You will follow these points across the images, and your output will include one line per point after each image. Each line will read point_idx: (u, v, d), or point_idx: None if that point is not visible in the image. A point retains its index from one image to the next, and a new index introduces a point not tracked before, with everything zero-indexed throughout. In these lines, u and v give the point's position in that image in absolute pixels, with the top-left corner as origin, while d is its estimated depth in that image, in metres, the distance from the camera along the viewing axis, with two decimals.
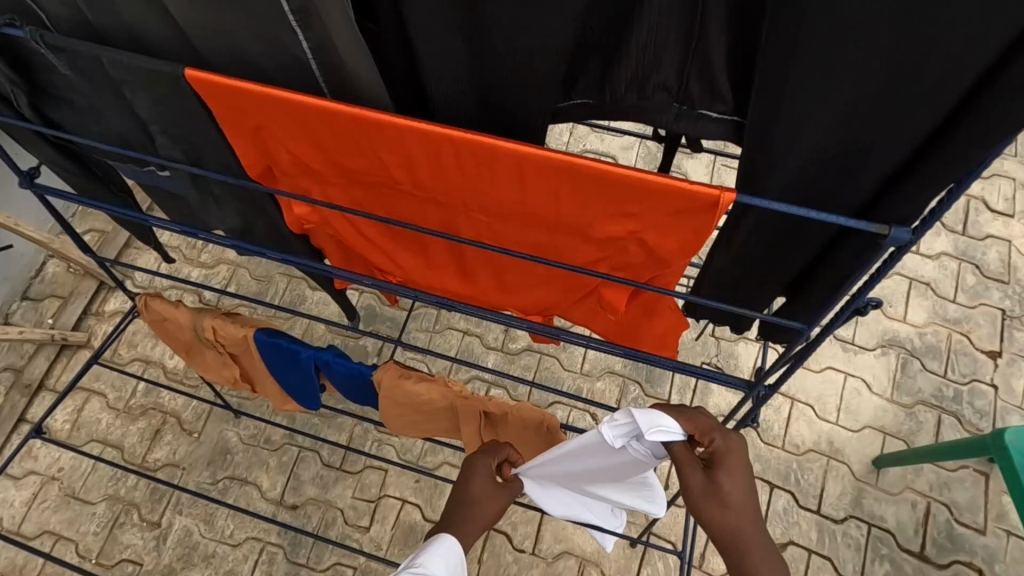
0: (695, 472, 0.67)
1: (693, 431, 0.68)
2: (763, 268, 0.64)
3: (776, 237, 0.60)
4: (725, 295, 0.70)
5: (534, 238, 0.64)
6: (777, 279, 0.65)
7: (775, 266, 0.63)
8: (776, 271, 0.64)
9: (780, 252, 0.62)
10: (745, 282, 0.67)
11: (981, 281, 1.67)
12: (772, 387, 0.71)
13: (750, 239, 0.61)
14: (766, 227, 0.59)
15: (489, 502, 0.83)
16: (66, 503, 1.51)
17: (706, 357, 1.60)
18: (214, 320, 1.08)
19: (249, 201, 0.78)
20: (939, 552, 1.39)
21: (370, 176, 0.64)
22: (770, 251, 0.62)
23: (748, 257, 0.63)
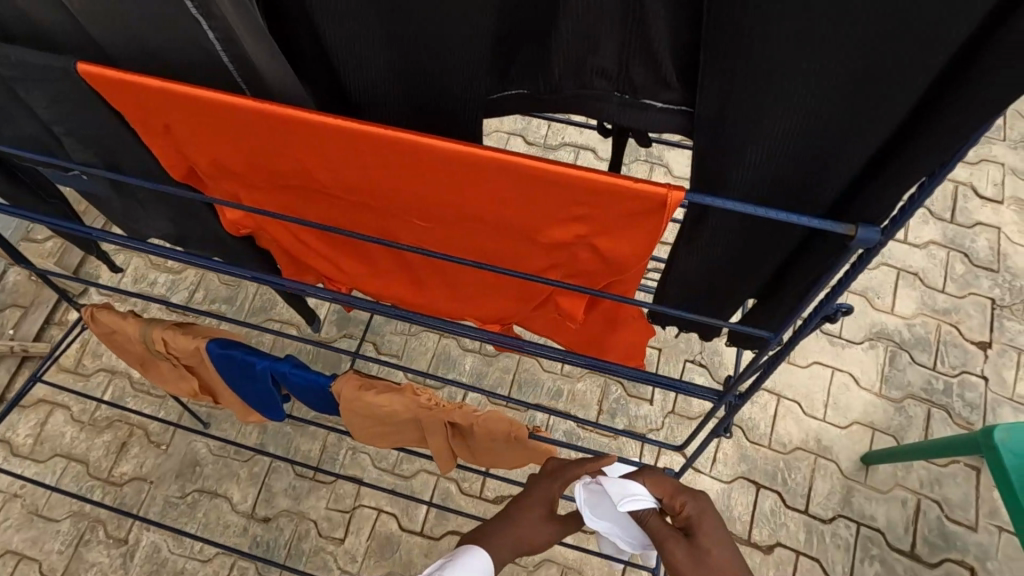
0: (675, 544, 0.69)
1: (664, 495, 0.73)
2: (729, 273, 0.59)
3: (741, 239, 0.55)
4: (692, 302, 0.64)
5: (478, 245, 0.58)
6: (744, 284, 0.60)
7: (742, 270, 0.58)
8: (743, 276, 0.59)
9: (746, 255, 0.56)
10: (710, 288, 0.61)
11: (970, 270, 1.63)
12: (745, 398, 0.66)
13: (713, 241, 0.55)
14: (728, 228, 0.54)
15: (534, 532, 0.78)
16: (29, 521, 1.45)
17: (689, 355, 1.56)
18: (165, 331, 1.03)
19: (178, 207, 0.72)
20: (930, 551, 1.35)
21: (297, 179, 0.58)
22: (734, 254, 0.56)
23: (712, 261, 0.58)
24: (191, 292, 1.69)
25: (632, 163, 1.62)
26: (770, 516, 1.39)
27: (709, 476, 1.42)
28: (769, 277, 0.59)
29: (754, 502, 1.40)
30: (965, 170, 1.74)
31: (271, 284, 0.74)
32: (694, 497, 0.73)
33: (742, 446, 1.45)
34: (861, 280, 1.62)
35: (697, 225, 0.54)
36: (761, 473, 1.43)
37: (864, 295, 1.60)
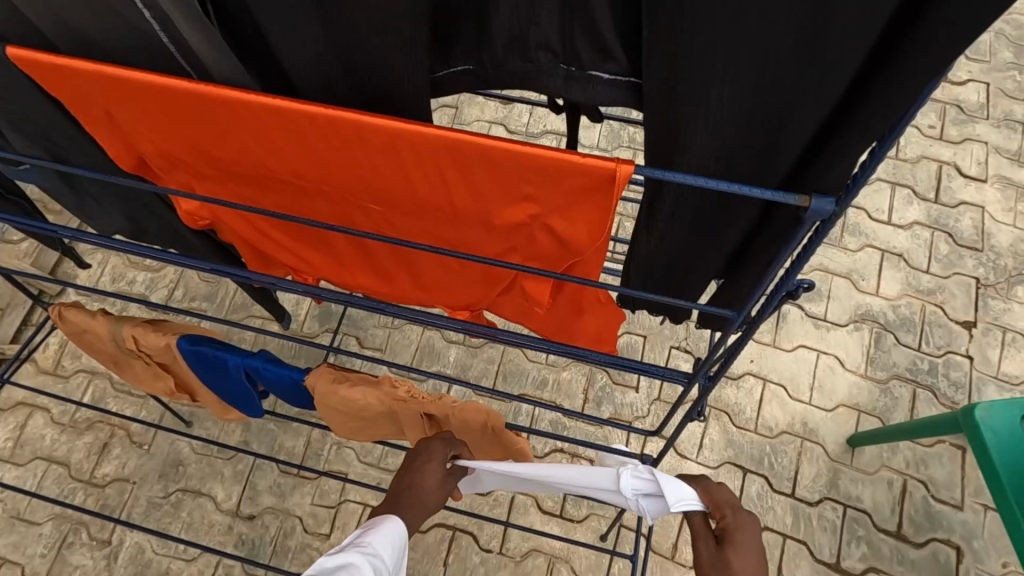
0: (706, 546, 0.69)
1: (710, 503, 0.71)
2: (691, 254, 0.58)
3: (700, 218, 0.54)
4: (656, 285, 0.63)
5: (435, 230, 0.57)
6: (707, 265, 0.59)
7: (704, 250, 0.57)
8: (704, 257, 0.58)
9: (707, 235, 0.55)
10: (673, 270, 0.60)
11: (954, 250, 1.62)
12: (714, 380, 0.65)
13: (672, 221, 0.54)
14: (686, 206, 0.53)
15: (434, 496, 0.84)
16: (10, 525, 1.44)
17: (675, 341, 1.55)
18: (134, 328, 1.01)
19: (132, 200, 0.70)
20: (916, 531, 1.35)
21: (245, 165, 0.56)
22: (695, 235, 0.55)
23: (674, 243, 0.57)
24: (171, 289, 1.67)
25: (614, 150, 1.61)
26: (757, 500, 1.39)
27: (695, 463, 1.42)
28: (731, 256, 0.58)
29: (741, 487, 1.40)
30: (948, 149, 1.73)
31: (234, 277, 0.72)
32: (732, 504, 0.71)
33: (729, 431, 1.45)
34: (845, 262, 1.61)
35: (655, 205, 0.53)
36: (747, 458, 1.42)
37: (848, 277, 1.60)
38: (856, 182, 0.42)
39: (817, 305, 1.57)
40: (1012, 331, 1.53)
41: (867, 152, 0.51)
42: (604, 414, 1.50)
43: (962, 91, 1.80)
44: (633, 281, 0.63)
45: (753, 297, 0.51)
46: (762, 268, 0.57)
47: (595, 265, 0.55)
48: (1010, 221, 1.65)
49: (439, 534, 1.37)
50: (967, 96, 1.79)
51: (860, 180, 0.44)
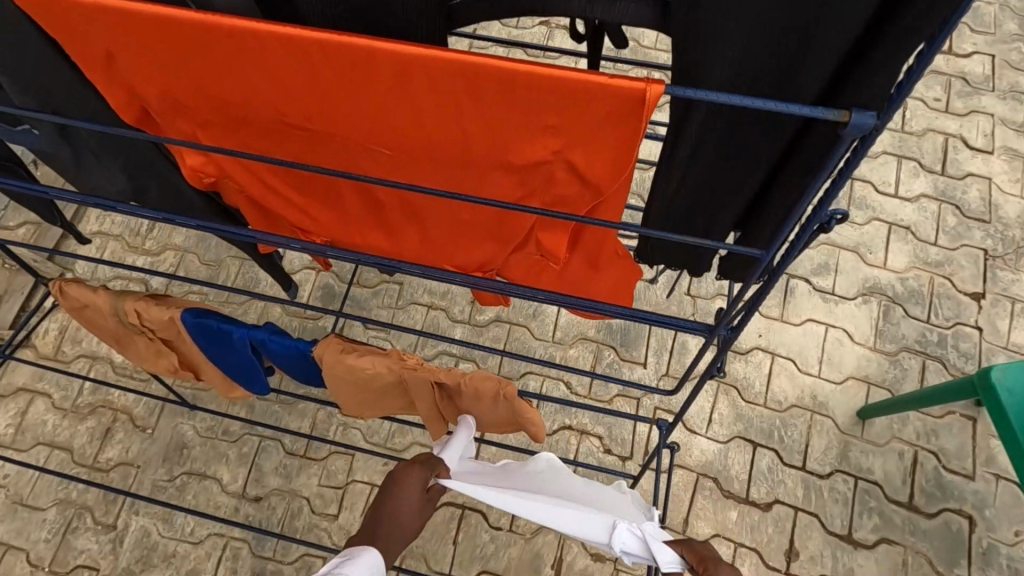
0: None
1: (693, 560, 0.70)
2: (718, 184, 0.58)
3: (727, 145, 0.54)
4: (682, 220, 0.64)
5: (450, 173, 0.55)
6: (735, 195, 0.59)
7: (731, 179, 0.57)
8: (732, 185, 0.59)
9: (734, 163, 0.56)
10: (700, 202, 0.61)
11: (962, 222, 1.61)
12: (736, 331, 0.63)
13: (699, 150, 0.55)
14: (713, 132, 0.53)
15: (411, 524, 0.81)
16: (13, 512, 1.42)
17: (682, 317, 1.54)
18: (137, 302, 0.99)
19: (133, 157, 0.69)
20: (928, 501, 1.34)
21: (253, 108, 0.54)
22: (723, 163, 0.56)
23: (700, 172, 0.57)
24: (170, 273, 1.65)
25: None
26: (768, 474, 1.38)
27: (705, 438, 1.41)
28: (759, 185, 0.59)
29: (751, 461, 1.39)
30: (954, 122, 1.72)
31: (240, 238, 0.70)
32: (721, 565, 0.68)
33: (738, 406, 1.44)
34: (852, 236, 1.60)
35: (681, 134, 0.54)
36: (758, 432, 1.41)
37: (856, 251, 1.58)
38: (896, 97, 0.40)
39: (824, 279, 1.55)
40: (1021, 301, 1.52)
41: (906, 60, 0.49)
42: (612, 391, 1.48)
43: (967, 64, 1.79)
44: (659, 216, 0.64)
45: (783, 235, 0.49)
46: (791, 197, 0.57)
47: (618, 206, 0.54)
48: (1018, 193, 1.64)
49: (448, 512, 1.36)
50: (973, 68, 1.78)
51: (901, 96, 0.42)
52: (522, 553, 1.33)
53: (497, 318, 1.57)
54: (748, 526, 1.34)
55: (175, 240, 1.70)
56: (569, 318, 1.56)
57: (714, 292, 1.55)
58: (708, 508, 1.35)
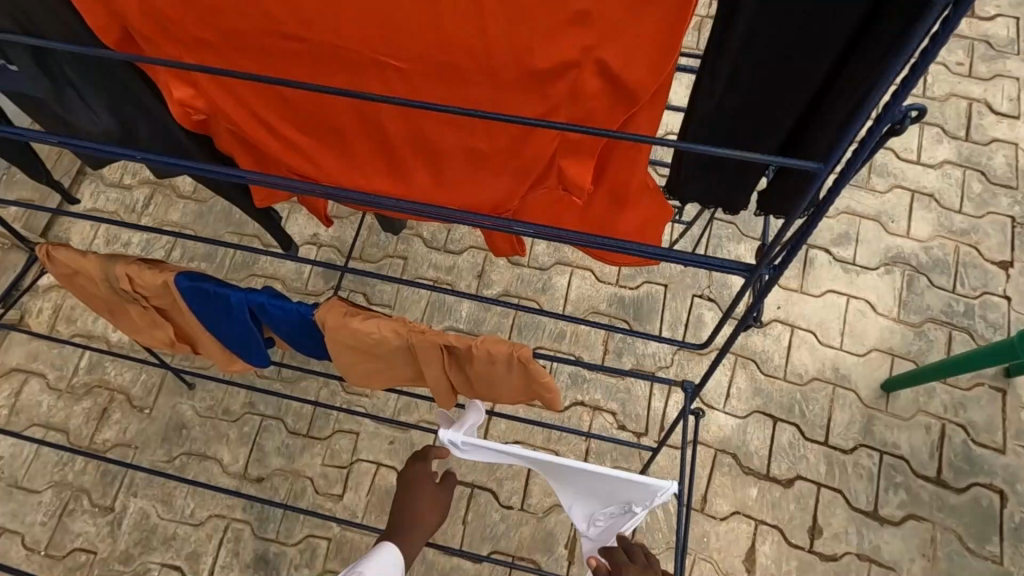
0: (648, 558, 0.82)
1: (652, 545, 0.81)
2: (768, 88, 0.50)
3: (784, 38, 0.45)
4: (720, 139, 0.56)
5: (467, 85, 0.49)
6: (787, 106, 0.51)
7: (782, 88, 0.49)
8: (784, 92, 0.50)
9: (790, 61, 0.47)
10: (744, 115, 0.53)
11: (988, 189, 1.54)
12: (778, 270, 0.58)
13: (750, 46, 0.46)
14: (770, 21, 0.44)
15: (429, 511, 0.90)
16: (8, 494, 1.37)
17: (697, 290, 1.48)
18: (128, 266, 0.93)
19: (121, 91, 0.63)
20: (957, 476, 1.29)
21: (249, 13, 0.49)
22: (776, 61, 0.47)
23: (747, 76, 0.49)
24: (167, 249, 1.59)
25: None
26: (789, 450, 1.32)
27: (723, 413, 1.36)
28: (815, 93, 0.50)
29: (771, 436, 1.33)
30: (978, 86, 1.65)
31: (235, 181, 0.64)
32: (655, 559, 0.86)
33: (757, 379, 1.38)
34: (873, 205, 1.53)
35: (731, 24, 0.45)
36: (778, 406, 1.36)
37: (877, 220, 1.52)
38: None
39: (845, 249, 1.49)
40: None
41: None
42: (625, 366, 1.43)
43: (991, 27, 1.71)
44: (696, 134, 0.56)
45: (847, 142, 0.43)
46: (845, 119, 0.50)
47: (652, 125, 0.50)
48: None
49: (457, 491, 1.31)
50: (996, 31, 1.71)
51: None
52: (534, 532, 1.28)
53: (505, 292, 1.51)
54: (769, 504, 1.28)
55: (172, 217, 1.65)
56: (580, 292, 1.50)
57: None
58: (727, 485, 1.30)
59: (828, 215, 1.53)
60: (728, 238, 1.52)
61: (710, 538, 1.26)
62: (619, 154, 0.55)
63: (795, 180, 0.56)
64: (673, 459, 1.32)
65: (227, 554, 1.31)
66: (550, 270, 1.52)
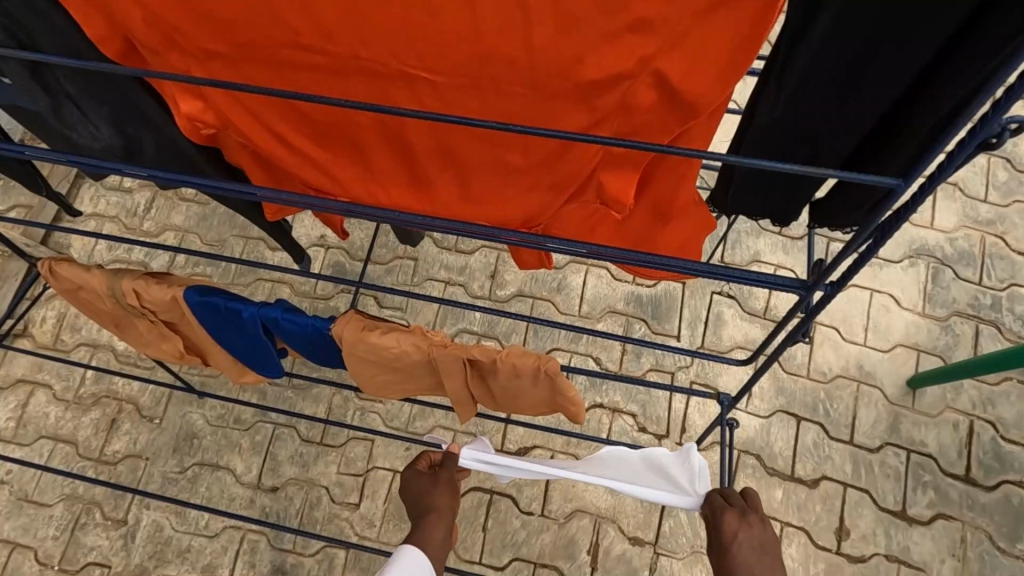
0: (730, 530, 0.72)
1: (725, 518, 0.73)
2: (845, 92, 0.45)
3: (866, 40, 0.41)
4: (782, 146, 0.52)
5: (508, 100, 0.45)
6: (859, 117, 0.47)
7: (856, 98, 0.46)
8: (863, 97, 0.45)
9: (875, 61, 0.42)
10: (814, 121, 0.48)
11: (1014, 177, 1.50)
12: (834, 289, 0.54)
13: (830, 45, 0.42)
14: (857, 20, 0.39)
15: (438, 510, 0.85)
16: (19, 509, 1.35)
17: (716, 287, 1.44)
18: (135, 281, 0.89)
19: (126, 105, 0.59)
20: (986, 474, 1.26)
21: (268, 26, 0.45)
22: (857, 63, 0.43)
23: (822, 79, 0.44)
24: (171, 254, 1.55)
25: None
26: (814, 450, 1.29)
27: (746, 413, 1.33)
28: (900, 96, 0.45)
29: (795, 436, 1.31)
30: None
31: (247, 196, 0.61)
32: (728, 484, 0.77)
33: (779, 378, 1.35)
34: None
35: (811, 23, 0.41)
36: (801, 405, 1.33)
37: None
38: None
39: None
40: None
41: None
42: (644, 366, 1.40)
43: None
44: (757, 140, 0.52)
45: (934, 156, 0.39)
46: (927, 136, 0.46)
47: (707, 134, 0.46)
48: None
49: (476, 498, 1.29)
50: None
51: None
52: (556, 538, 1.26)
53: (519, 293, 1.47)
54: (795, 505, 1.26)
55: (174, 220, 1.61)
56: (596, 291, 1.46)
57: (750, 259, 1.45)
58: (752, 487, 1.27)
59: None
60: (746, 233, 1.48)
61: None
62: (665, 166, 0.51)
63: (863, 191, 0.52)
64: None
65: (243, 566, 1.29)
66: (564, 269, 1.48)
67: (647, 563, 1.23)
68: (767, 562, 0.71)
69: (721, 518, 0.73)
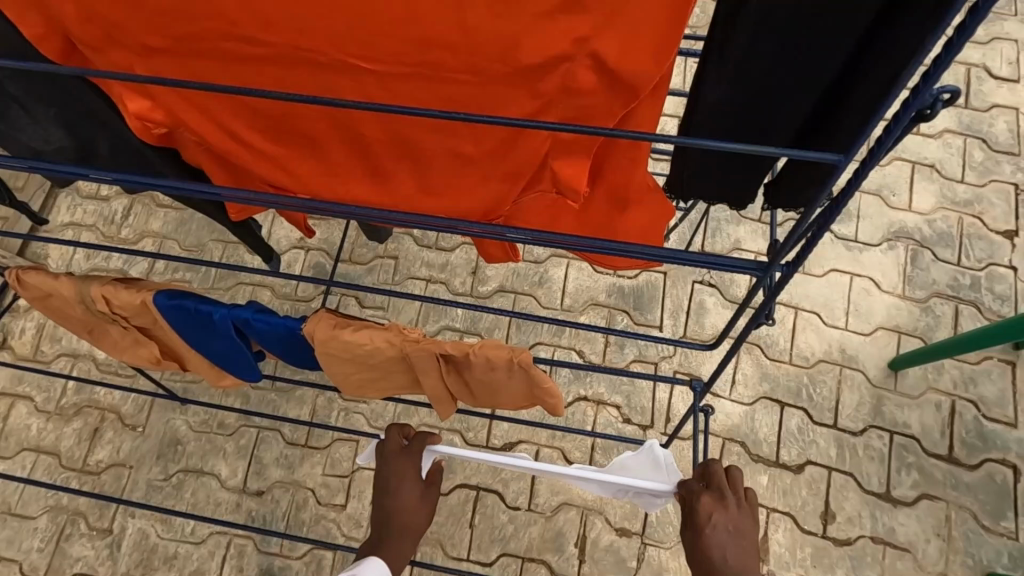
0: (707, 510, 0.71)
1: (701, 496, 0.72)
2: (785, 70, 0.45)
3: (799, 17, 0.41)
4: (731, 130, 0.52)
5: (451, 88, 0.45)
6: (802, 95, 0.47)
7: (797, 77, 0.46)
8: (806, 76, 0.46)
9: (812, 38, 0.42)
10: (759, 101, 0.48)
11: (990, 156, 1.50)
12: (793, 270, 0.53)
13: (765, 25, 0.42)
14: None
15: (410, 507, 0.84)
16: (2, 522, 1.34)
17: (698, 276, 1.44)
18: (104, 287, 0.88)
19: (76, 106, 0.58)
20: (969, 453, 1.26)
21: (205, 20, 0.44)
22: (793, 40, 0.43)
23: (762, 58, 0.44)
24: (150, 261, 1.54)
25: None
26: (798, 435, 1.30)
27: (730, 400, 1.33)
28: (840, 71, 0.45)
29: (779, 421, 1.31)
30: (976, 51, 1.61)
31: (203, 195, 0.60)
32: (711, 465, 0.75)
33: (762, 365, 1.35)
34: (875, 178, 1.50)
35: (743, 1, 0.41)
36: (784, 391, 1.33)
37: (878, 194, 1.48)
38: None
39: (846, 226, 1.46)
40: None
41: None
42: (628, 357, 1.39)
43: None
44: (706, 123, 0.52)
45: (871, 130, 0.39)
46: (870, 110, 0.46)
47: (653, 116, 0.46)
48: None
49: (463, 494, 1.29)
50: None
51: None
52: (543, 533, 1.26)
53: (501, 288, 1.47)
54: (781, 491, 1.26)
55: (153, 227, 1.60)
56: (578, 284, 1.46)
57: (730, 247, 1.46)
58: None
59: None
60: (726, 221, 1.48)
61: None
62: (616, 149, 0.51)
63: (814, 170, 0.51)
64: (679, 451, 1.30)
65: (231, 571, 1.28)
66: (546, 263, 1.48)
67: (635, 554, 1.23)
68: (742, 546, 0.72)
69: (696, 501, 0.72)
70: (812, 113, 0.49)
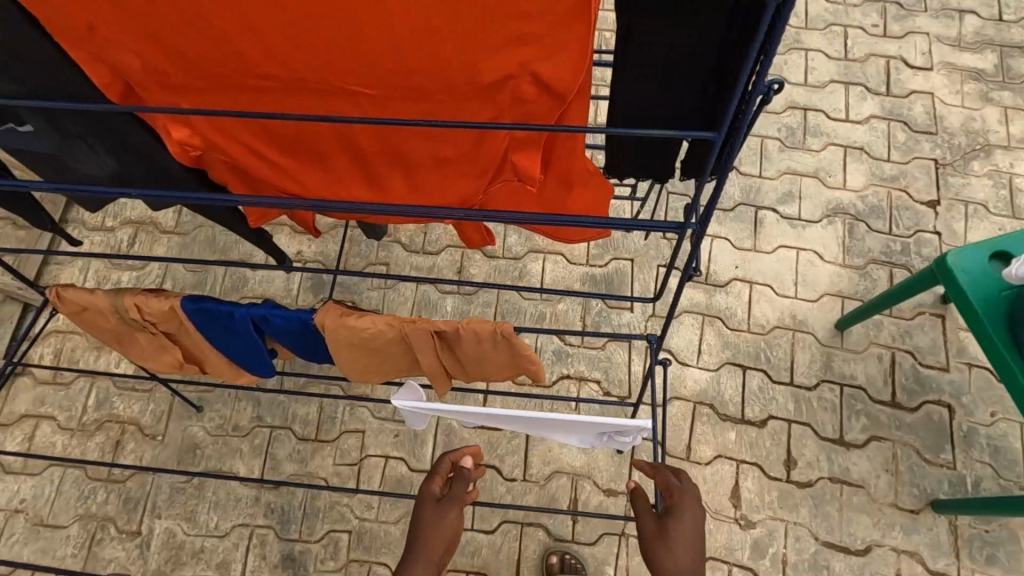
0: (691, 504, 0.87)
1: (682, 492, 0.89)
2: (675, 70, 0.60)
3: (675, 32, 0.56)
4: (644, 117, 0.67)
5: (427, 100, 0.60)
6: (691, 87, 0.63)
7: (685, 73, 0.61)
8: (691, 72, 0.61)
9: (688, 44, 0.58)
10: (660, 94, 0.63)
11: (911, 136, 1.69)
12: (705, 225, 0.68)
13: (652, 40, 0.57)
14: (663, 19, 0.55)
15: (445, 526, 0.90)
16: (36, 533, 1.44)
17: (661, 260, 1.60)
18: (135, 296, 1.01)
19: (124, 138, 0.71)
20: (910, 397, 1.42)
21: (237, 63, 0.58)
22: (675, 47, 0.58)
23: (655, 62, 0.59)
24: (158, 283, 1.66)
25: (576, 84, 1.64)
26: (759, 393, 1.45)
27: (697, 368, 1.48)
28: (714, 68, 0.60)
29: (742, 383, 1.46)
30: (893, 45, 1.81)
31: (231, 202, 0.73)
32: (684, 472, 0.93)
33: (724, 334, 1.51)
34: (812, 162, 1.68)
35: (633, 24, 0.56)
36: (745, 355, 1.49)
37: (816, 176, 1.66)
38: None
39: (790, 206, 1.63)
40: (973, 203, 1.60)
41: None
42: (604, 337, 1.54)
43: None
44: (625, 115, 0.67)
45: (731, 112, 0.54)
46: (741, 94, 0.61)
47: (584, 113, 0.60)
48: (959, 102, 1.72)
49: None
50: None
51: None
52: (538, 499, 1.39)
53: (484, 284, 1.61)
54: (748, 444, 1.40)
55: (158, 252, 1.72)
56: (554, 275, 1.61)
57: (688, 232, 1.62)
58: (708, 433, 1.42)
59: (770, 177, 1.67)
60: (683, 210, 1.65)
61: (698, 482, 1.38)
62: (560, 142, 0.65)
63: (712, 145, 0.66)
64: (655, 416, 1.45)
65: (254, 559, 1.39)
66: (524, 258, 1.63)
67: (621, 510, 1.37)
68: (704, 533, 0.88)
69: (681, 498, 0.88)
70: (703, 100, 0.64)
